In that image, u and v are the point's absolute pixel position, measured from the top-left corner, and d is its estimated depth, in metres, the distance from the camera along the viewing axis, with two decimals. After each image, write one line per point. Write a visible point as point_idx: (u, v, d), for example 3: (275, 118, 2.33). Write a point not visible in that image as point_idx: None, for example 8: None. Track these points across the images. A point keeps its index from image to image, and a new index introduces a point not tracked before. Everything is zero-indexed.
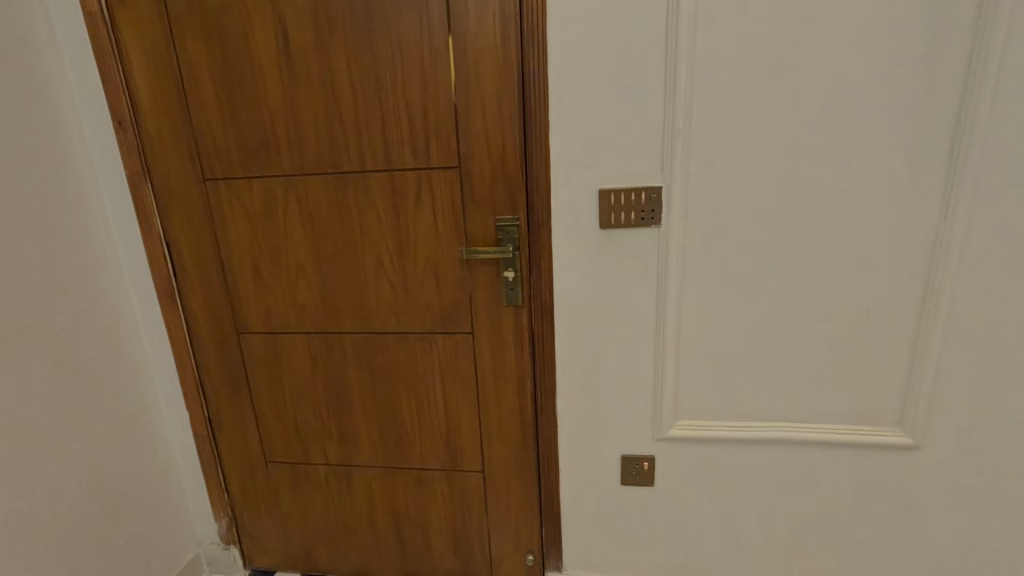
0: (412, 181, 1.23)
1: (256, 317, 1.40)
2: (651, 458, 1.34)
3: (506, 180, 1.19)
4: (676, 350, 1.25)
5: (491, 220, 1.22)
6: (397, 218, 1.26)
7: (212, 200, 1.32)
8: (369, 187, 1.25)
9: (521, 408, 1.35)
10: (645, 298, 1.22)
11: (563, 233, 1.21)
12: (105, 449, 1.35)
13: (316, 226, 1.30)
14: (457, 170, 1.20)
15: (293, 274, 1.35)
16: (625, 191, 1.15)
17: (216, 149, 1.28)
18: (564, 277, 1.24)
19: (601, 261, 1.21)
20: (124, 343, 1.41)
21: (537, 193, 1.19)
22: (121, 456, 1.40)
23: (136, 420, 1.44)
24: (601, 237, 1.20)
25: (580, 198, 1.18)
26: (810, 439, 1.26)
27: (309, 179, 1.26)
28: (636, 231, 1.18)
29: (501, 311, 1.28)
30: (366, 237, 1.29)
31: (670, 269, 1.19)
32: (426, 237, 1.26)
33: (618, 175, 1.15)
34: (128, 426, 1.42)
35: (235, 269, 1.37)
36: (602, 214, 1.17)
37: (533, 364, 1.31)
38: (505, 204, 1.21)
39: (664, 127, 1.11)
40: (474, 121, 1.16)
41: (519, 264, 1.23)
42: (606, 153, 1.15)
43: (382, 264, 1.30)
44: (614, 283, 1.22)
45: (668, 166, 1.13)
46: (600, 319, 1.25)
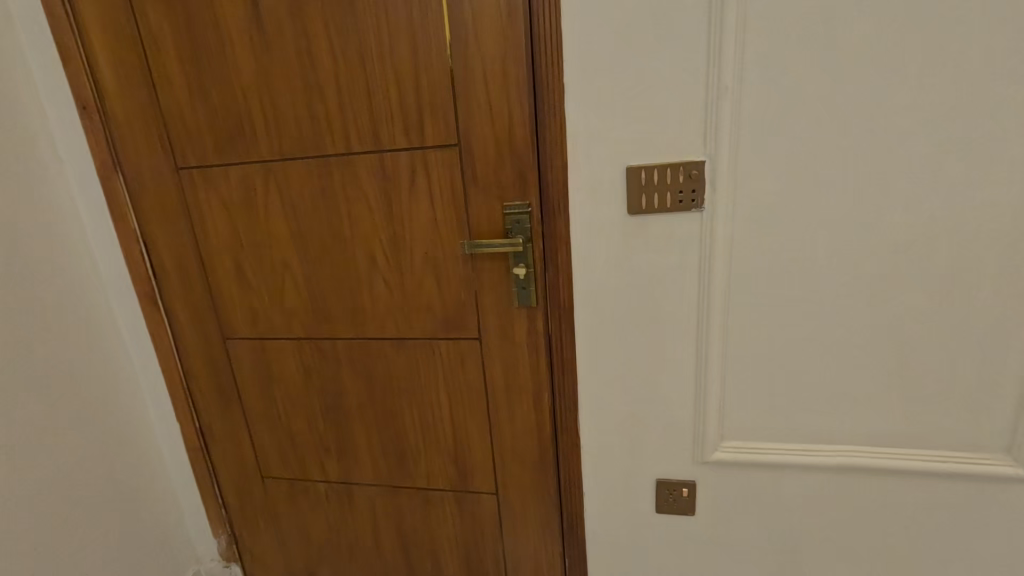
0: (406, 163, 1.05)
1: (243, 321, 1.26)
2: (691, 483, 1.14)
3: (515, 159, 1.00)
4: (721, 358, 1.04)
5: (497, 207, 1.04)
6: (390, 206, 1.09)
7: (188, 192, 1.18)
8: (358, 172, 1.08)
9: (537, 424, 1.17)
10: (684, 298, 1.02)
11: (584, 222, 1.01)
12: (95, 464, 1.24)
13: (300, 218, 1.14)
14: (457, 149, 1.02)
15: (278, 273, 1.20)
16: (660, 169, 0.94)
17: (187, 133, 1.13)
18: (587, 274, 1.04)
19: (629, 254, 1.01)
20: (109, 348, 1.29)
21: (551, 174, 1.00)
22: (112, 471, 1.28)
23: (126, 433, 1.33)
24: (630, 226, 0.99)
25: (602, 180, 0.98)
26: (887, 466, 1.04)
27: (290, 164, 1.10)
28: (673, 217, 0.97)
29: (513, 315, 1.10)
30: (356, 231, 1.12)
31: (715, 262, 0.98)
32: (424, 230, 1.09)
33: (651, 148, 0.94)
34: (120, 438, 1.31)
35: (217, 269, 1.23)
36: (631, 197, 0.97)
37: (551, 374, 1.13)
38: (514, 187, 1.02)
39: (707, 87, 0.89)
40: (474, 89, 0.97)
41: (532, 259, 1.05)
42: (635, 122, 0.94)
43: (376, 258, 1.13)
44: (645, 281, 1.02)
45: (712, 135, 0.91)
46: (630, 324, 1.06)
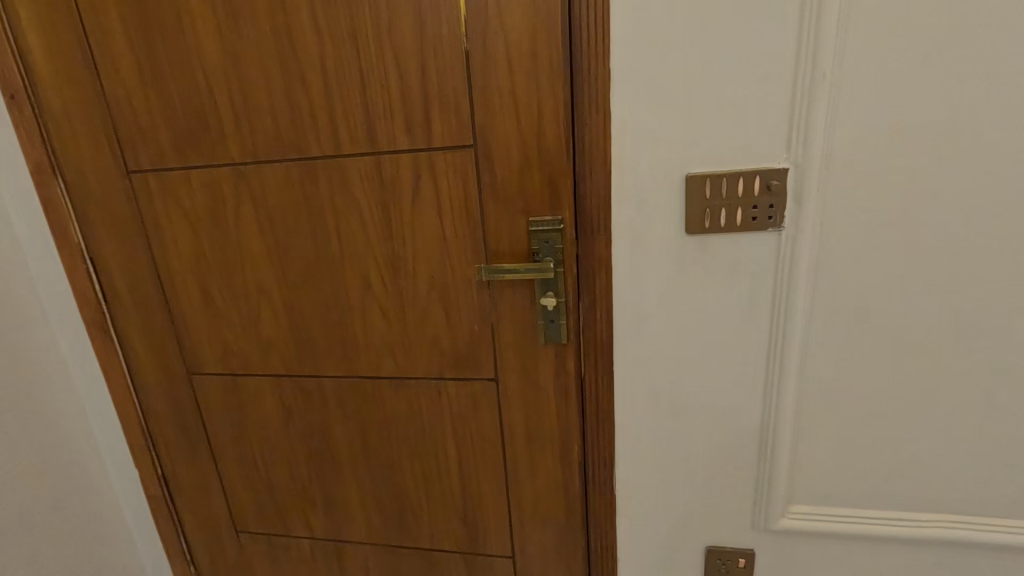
0: (408, 169, 0.86)
1: (212, 354, 1.06)
2: (749, 553, 0.96)
3: (544, 165, 0.81)
4: (793, 408, 0.86)
5: (521, 223, 0.85)
6: (388, 220, 0.89)
7: (143, 201, 0.97)
8: (349, 178, 0.88)
9: (564, 482, 0.98)
10: (750, 337, 0.83)
11: (629, 242, 0.82)
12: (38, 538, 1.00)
13: (279, 234, 0.94)
14: (473, 151, 0.82)
15: (252, 300, 1.00)
16: (730, 179, 0.75)
17: (139, 129, 0.92)
18: (631, 305, 0.85)
19: (685, 282, 0.82)
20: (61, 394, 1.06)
21: (590, 183, 0.80)
22: (61, 544, 1.05)
23: (82, 495, 1.09)
24: (687, 248, 0.80)
25: (655, 192, 0.79)
26: (986, 538, 0.87)
27: (265, 169, 0.90)
28: (742, 238, 0.78)
29: (538, 352, 0.91)
30: (347, 250, 0.92)
31: (794, 295, 0.79)
32: (431, 251, 0.89)
33: (719, 151, 0.75)
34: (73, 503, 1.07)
35: (179, 293, 1.02)
36: (691, 214, 0.78)
37: (582, 423, 0.94)
38: (543, 199, 0.83)
39: (795, 74, 0.71)
40: (495, 76, 0.78)
41: (564, 288, 0.86)
42: (699, 118, 0.74)
43: (371, 284, 0.94)
44: (703, 315, 0.84)
45: (798, 138, 0.73)
46: (682, 366, 0.87)
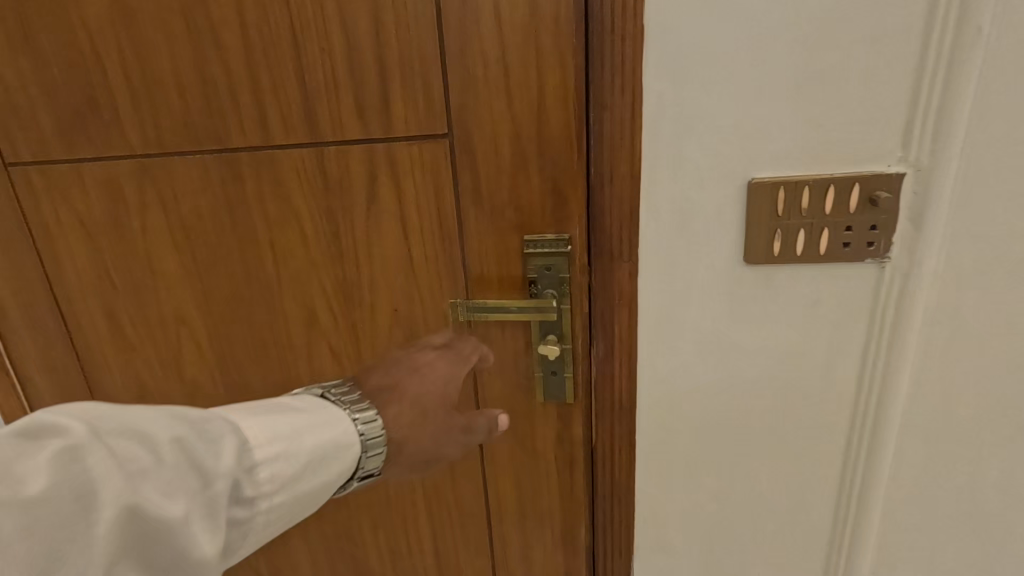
0: (361, 166, 0.63)
1: (127, 396, 0.84)
2: None
3: (546, 163, 0.58)
4: (881, 501, 0.63)
5: (514, 242, 0.62)
6: (336, 234, 0.67)
7: (25, 202, 0.75)
8: (283, 177, 0.65)
9: (567, 571, 0.77)
10: (826, 406, 0.61)
11: (663, 272, 0.59)
12: None
13: (197, 248, 0.72)
14: (448, 142, 0.59)
15: (172, 332, 0.78)
16: (814, 188, 0.52)
17: (12, 108, 0.70)
18: (661, 357, 0.63)
19: (738, 329, 0.60)
20: None
21: (609, 192, 0.57)
22: None
23: None
24: (745, 284, 0.58)
25: (702, 205, 0.56)
26: None
27: (174, 162, 0.68)
28: (826, 271, 0.55)
29: (535, 412, 0.69)
30: (284, 271, 0.70)
31: (898, 354, 0.56)
32: (393, 275, 0.67)
33: (799, 147, 0.52)
34: None
35: (81, 320, 0.80)
36: (753, 237, 0.55)
37: (593, 500, 0.72)
38: (545, 211, 0.60)
39: (927, 31, 0.47)
40: (479, 36, 0.55)
41: (570, 330, 0.64)
42: (773, 98, 0.51)
43: (318, 317, 0.71)
44: (761, 375, 0.61)
45: (918, 131, 0.50)
46: (729, 440, 0.64)
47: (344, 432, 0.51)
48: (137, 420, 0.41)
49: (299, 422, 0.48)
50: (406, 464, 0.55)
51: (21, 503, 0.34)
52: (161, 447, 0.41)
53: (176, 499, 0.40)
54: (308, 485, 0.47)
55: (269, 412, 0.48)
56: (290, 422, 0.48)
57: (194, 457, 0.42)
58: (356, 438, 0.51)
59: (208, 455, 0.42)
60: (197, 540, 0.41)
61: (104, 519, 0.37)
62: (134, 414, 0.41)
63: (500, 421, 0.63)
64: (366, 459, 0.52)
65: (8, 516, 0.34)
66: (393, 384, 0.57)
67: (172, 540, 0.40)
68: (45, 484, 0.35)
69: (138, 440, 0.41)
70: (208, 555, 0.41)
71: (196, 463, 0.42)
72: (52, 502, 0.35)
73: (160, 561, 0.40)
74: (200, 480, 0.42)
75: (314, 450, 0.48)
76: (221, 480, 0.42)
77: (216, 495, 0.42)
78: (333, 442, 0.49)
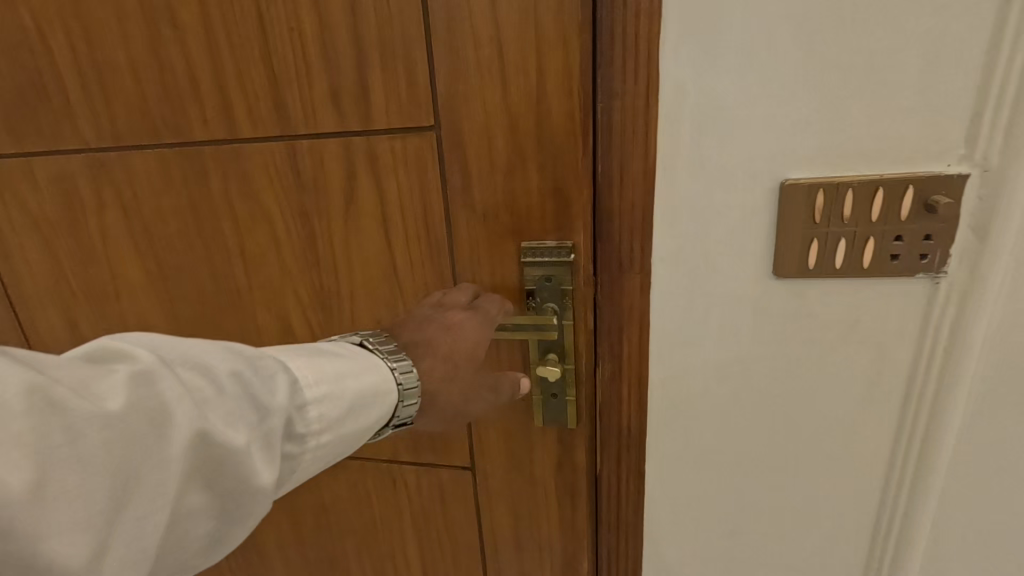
0: (338, 161, 0.55)
1: None
2: None
3: (547, 159, 0.51)
4: (921, 543, 0.56)
5: (511, 249, 0.55)
6: (311, 237, 0.59)
7: None
8: (252, 173, 0.58)
9: None
10: (862, 436, 0.54)
11: (680, 284, 0.52)
12: None
13: (160, 251, 0.65)
14: (435, 135, 0.52)
15: None
16: (860, 190, 0.45)
17: None
18: (677, 379, 0.56)
19: (765, 349, 0.53)
20: None
21: (619, 192, 0.50)
22: None
23: None
24: (774, 298, 0.51)
25: (727, 208, 0.49)
26: None
27: (132, 156, 0.61)
28: (868, 285, 0.48)
29: (533, 436, 0.62)
30: (256, 277, 0.63)
31: (949, 380, 0.49)
32: (375, 283, 0.60)
33: (841, 143, 0.45)
34: None
35: (39, 330, 0.73)
36: (786, 245, 0.48)
37: (597, 532, 0.65)
38: (545, 215, 0.53)
39: (1003, 5, 0.39)
40: (470, 11, 0.47)
41: (573, 348, 0.57)
42: (813, 85, 0.44)
43: (294, 328, 0.65)
44: (790, 400, 0.54)
45: (986, 126, 0.42)
46: (751, 470, 0.58)
47: (383, 377, 0.47)
48: (193, 352, 0.39)
49: (343, 366, 0.45)
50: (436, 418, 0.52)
51: (101, 418, 0.33)
52: (222, 377, 0.39)
53: (239, 429, 0.38)
54: (354, 428, 0.45)
55: (318, 353, 0.45)
56: (336, 364, 0.45)
57: (252, 390, 0.40)
58: (393, 385, 0.47)
59: (264, 390, 0.40)
60: (256, 472, 0.39)
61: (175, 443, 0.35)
62: (197, 344, 0.40)
63: (525, 383, 0.57)
64: (402, 410, 0.48)
65: (91, 429, 0.33)
66: (424, 342, 0.51)
67: (234, 470, 0.38)
68: (123, 402, 0.34)
69: (196, 370, 0.39)
70: (267, 486, 0.39)
71: (256, 396, 0.40)
72: (129, 421, 0.34)
73: (221, 489, 0.39)
74: (256, 414, 0.40)
75: (358, 394, 0.45)
76: (279, 414, 0.40)
77: (272, 429, 0.40)
78: (380, 385, 0.46)
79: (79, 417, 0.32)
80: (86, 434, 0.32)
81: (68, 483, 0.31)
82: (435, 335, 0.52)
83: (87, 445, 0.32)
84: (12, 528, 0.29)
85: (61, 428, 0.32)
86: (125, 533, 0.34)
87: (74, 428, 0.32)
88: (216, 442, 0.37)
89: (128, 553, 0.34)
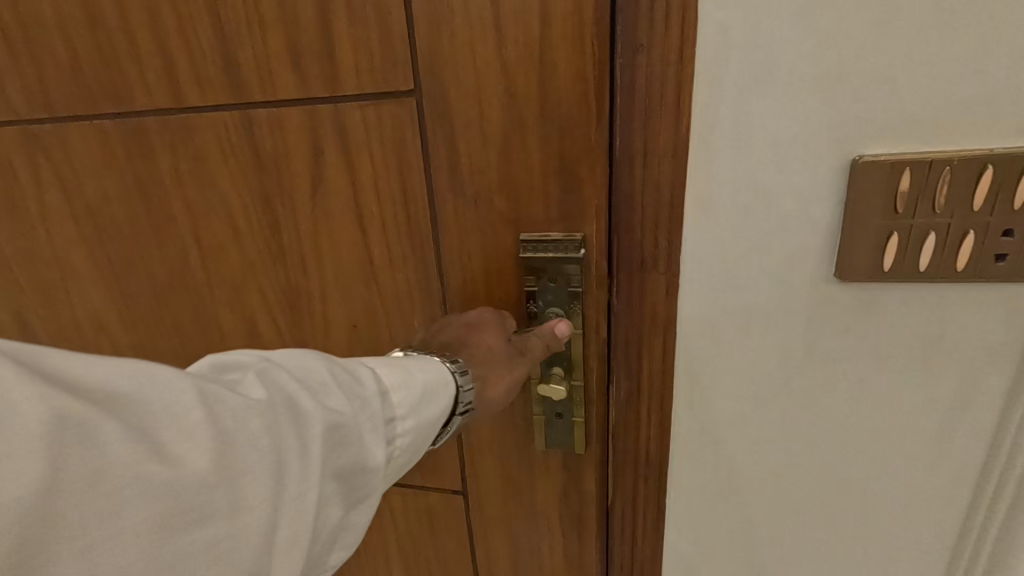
0: (300, 136, 0.46)
1: None
2: None
3: (551, 131, 0.41)
4: None
5: (507, 244, 0.45)
6: (274, 227, 0.50)
7: None
8: (204, 151, 0.49)
9: None
10: (934, 471, 0.45)
11: (717, 287, 0.43)
12: None
13: (110, 240, 0.56)
14: (414, 103, 0.42)
15: (91, 343, 0.63)
16: (960, 169, 0.36)
17: None
18: (709, 399, 0.47)
19: (822, 365, 0.43)
20: None
21: (641, 173, 0.41)
22: None
23: None
24: (835, 305, 0.41)
25: (781, 194, 0.39)
26: None
27: (71, 131, 0.52)
28: (956, 290, 0.39)
29: (536, 461, 0.53)
30: (215, 273, 0.54)
31: None
32: (350, 282, 0.51)
33: (935, 110, 0.35)
34: None
35: None
36: (858, 240, 0.38)
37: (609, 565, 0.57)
38: (550, 202, 0.43)
39: None
40: None
41: (583, 362, 0.47)
42: (897, 33, 0.34)
43: (259, 330, 0.56)
44: (849, 427, 0.45)
45: None
46: (794, 506, 0.49)
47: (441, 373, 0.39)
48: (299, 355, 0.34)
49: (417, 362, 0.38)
50: (496, 392, 0.42)
51: (251, 410, 0.29)
52: (325, 367, 0.33)
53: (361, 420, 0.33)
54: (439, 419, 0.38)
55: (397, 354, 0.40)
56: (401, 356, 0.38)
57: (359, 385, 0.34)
58: (447, 374, 0.39)
59: (364, 378, 0.35)
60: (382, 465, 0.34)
61: (312, 428, 0.30)
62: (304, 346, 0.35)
63: (564, 327, 0.44)
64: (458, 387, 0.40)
65: (246, 418, 0.28)
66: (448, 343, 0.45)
67: (367, 461, 0.33)
68: (265, 394, 0.30)
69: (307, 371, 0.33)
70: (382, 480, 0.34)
71: (357, 380, 0.34)
72: (271, 405, 0.30)
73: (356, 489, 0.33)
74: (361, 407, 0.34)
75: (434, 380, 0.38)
76: (377, 399, 0.34)
77: (377, 411, 0.34)
78: (443, 375, 0.39)
79: (233, 407, 0.28)
80: (239, 428, 0.28)
81: (234, 476, 0.27)
82: (462, 332, 0.45)
83: (240, 429, 0.28)
84: (202, 512, 0.26)
85: (219, 417, 0.28)
86: (291, 525, 0.29)
87: (232, 416, 0.28)
88: (346, 432, 0.32)
89: (297, 544, 0.29)
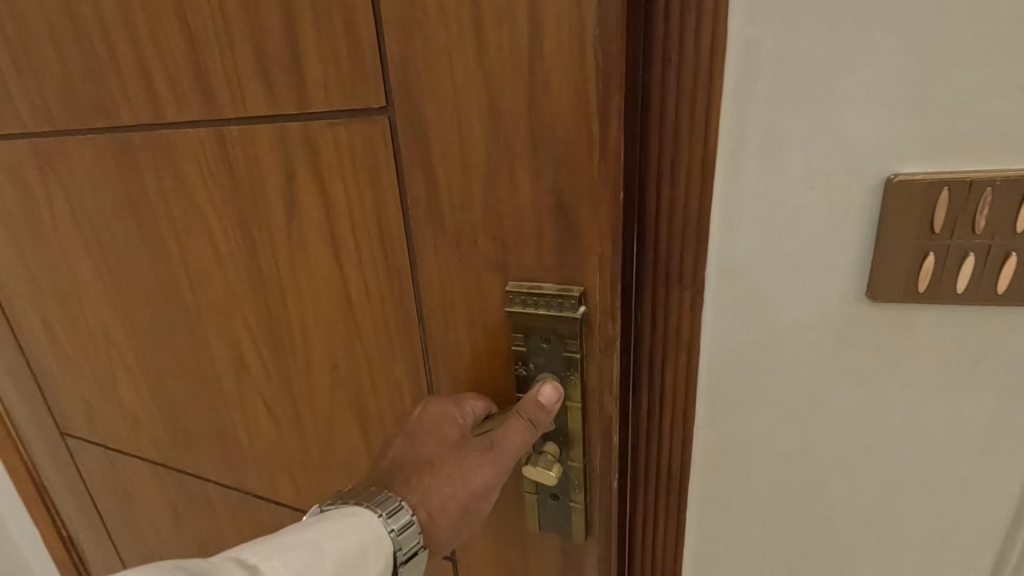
0: (273, 157, 0.41)
1: (80, 417, 0.72)
2: None
3: (544, 161, 0.32)
4: None
5: (492, 295, 0.37)
6: (252, 255, 0.46)
7: None
8: (185, 170, 0.45)
9: None
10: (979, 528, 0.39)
11: (742, 309, 0.37)
12: None
13: (113, 256, 0.55)
14: (387, 122, 0.36)
15: (104, 353, 0.63)
16: (1011, 187, 0.30)
17: None
18: (730, 440, 0.41)
19: (851, 410, 0.38)
20: None
21: (661, 192, 0.34)
22: None
23: None
24: (864, 337, 0.36)
25: (814, 213, 0.33)
26: None
27: (73, 145, 0.50)
28: (1005, 318, 0.33)
29: (529, 543, 0.45)
30: (202, 297, 0.51)
31: None
32: (329, 321, 0.45)
33: (990, 124, 0.29)
34: None
35: (27, 331, 0.68)
36: (894, 266, 0.33)
37: None
38: (543, 250, 0.34)
39: None
40: None
41: (583, 440, 0.39)
42: (955, 27, 0.28)
43: (245, 361, 0.52)
44: (873, 480, 0.39)
45: None
46: (814, 561, 0.44)
47: (363, 535, 0.33)
48: None
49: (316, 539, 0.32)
50: (450, 522, 0.36)
51: None
52: None
53: None
54: None
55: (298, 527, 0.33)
56: (297, 531, 0.33)
57: None
58: (379, 532, 0.34)
59: None
60: None
61: None
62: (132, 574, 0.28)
63: (552, 392, 0.36)
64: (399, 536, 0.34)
65: None
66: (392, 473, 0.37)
67: None
68: None
69: None
70: None
71: None
72: None
73: None
74: None
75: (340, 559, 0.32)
76: None
77: None
78: (369, 533, 0.33)
79: None
80: None
81: None
82: (408, 455, 0.37)
83: None
84: None
85: None
86: None
87: None
88: None
89: None
